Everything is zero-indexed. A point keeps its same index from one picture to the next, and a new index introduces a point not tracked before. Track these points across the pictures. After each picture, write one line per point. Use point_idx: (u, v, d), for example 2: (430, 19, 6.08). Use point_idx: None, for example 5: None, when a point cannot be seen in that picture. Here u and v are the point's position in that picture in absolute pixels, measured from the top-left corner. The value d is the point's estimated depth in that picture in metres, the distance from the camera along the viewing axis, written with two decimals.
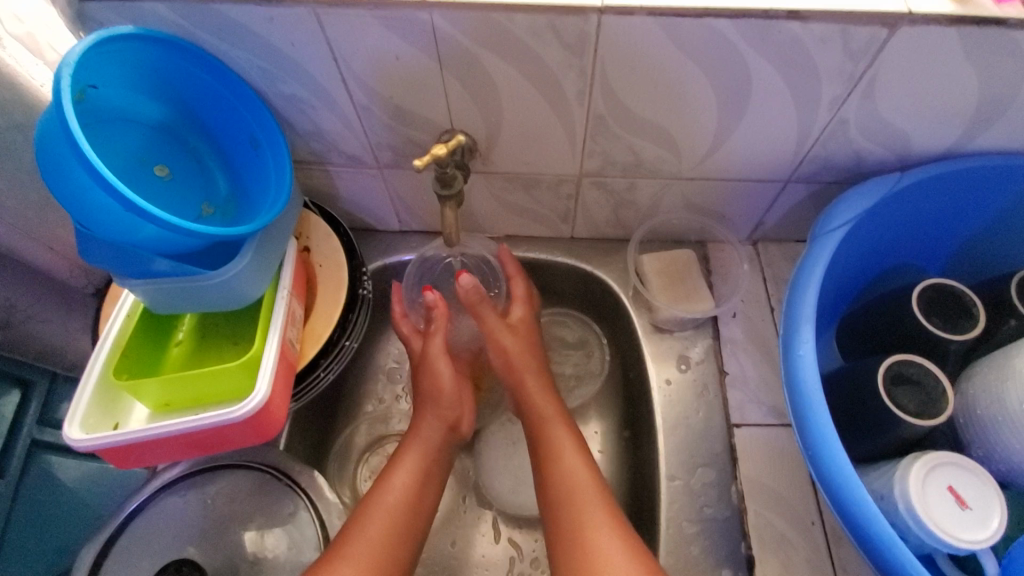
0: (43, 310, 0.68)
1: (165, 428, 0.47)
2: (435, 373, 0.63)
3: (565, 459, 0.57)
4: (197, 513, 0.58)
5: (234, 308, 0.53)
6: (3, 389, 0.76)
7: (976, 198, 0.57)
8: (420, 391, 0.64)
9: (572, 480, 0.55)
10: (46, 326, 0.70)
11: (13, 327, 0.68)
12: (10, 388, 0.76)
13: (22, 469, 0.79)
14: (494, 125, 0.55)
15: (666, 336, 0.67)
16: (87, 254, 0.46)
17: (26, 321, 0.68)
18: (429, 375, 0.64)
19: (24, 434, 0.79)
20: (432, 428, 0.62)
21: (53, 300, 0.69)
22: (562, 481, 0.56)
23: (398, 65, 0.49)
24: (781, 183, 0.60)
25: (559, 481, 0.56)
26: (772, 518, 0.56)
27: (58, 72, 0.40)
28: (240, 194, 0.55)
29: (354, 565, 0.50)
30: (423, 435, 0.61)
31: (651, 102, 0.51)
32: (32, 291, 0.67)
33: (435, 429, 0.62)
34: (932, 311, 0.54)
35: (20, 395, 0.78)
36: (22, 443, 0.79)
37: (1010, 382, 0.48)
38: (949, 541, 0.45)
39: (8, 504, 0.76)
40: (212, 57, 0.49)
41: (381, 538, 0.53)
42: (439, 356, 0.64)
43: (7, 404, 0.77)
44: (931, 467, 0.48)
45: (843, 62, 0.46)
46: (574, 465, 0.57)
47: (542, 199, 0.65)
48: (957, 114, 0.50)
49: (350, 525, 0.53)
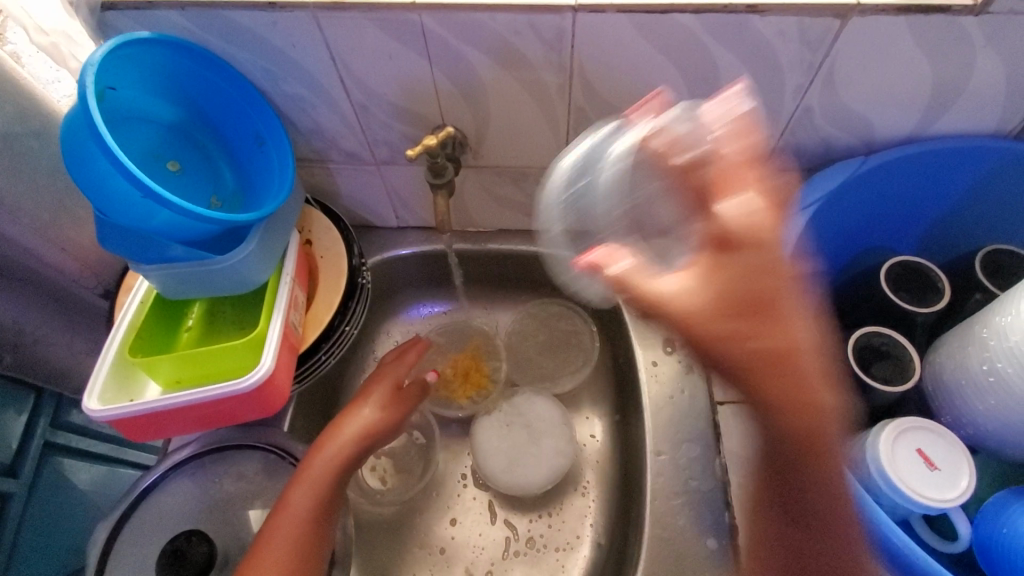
0: (50, 332, 0.73)
1: (174, 401, 0.50)
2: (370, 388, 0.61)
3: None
4: (205, 491, 0.61)
5: (241, 293, 0.57)
6: (21, 396, 0.78)
7: (938, 179, 0.60)
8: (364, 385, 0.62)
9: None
10: (54, 348, 0.75)
11: (23, 349, 0.72)
12: (30, 397, 0.78)
13: (36, 471, 0.81)
14: (482, 121, 0.59)
15: (652, 321, 0.70)
16: (106, 240, 0.50)
17: (35, 343, 0.72)
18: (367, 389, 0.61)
19: (37, 438, 0.81)
20: (360, 412, 0.59)
21: (59, 323, 0.73)
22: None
23: (391, 63, 0.54)
24: (756, 171, 0.64)
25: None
26: (755, 489, 0.58)
27: (84, 73, 0.44)
28: (246, 187, 0.59)
29: (272, 551, 0.50)
30: (354, 428, 0.58)
31: (628, 95, 0.55)
32: (42, 315, 0.71)
33: (372, 410, 0.59)
34: (900, 286, 0.57)
35: (35, 404, 0.80)
36: (36, 445, 0.81)
37: (970, 349, 0.49)
38: (917, 499, 0.47)
39: (24, 505, 0.79)
40: (222, 61, 0.54)
41: (293, 535, 0.51)
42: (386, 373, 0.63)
43: (23, 411, 0.78)
44: (901, 430, 0.50)
45: (803, 51, 0.50)
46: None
47: (530, 191, 0.69)
48: (914, 99, 0.54)
49: (283, 497, 0.53)
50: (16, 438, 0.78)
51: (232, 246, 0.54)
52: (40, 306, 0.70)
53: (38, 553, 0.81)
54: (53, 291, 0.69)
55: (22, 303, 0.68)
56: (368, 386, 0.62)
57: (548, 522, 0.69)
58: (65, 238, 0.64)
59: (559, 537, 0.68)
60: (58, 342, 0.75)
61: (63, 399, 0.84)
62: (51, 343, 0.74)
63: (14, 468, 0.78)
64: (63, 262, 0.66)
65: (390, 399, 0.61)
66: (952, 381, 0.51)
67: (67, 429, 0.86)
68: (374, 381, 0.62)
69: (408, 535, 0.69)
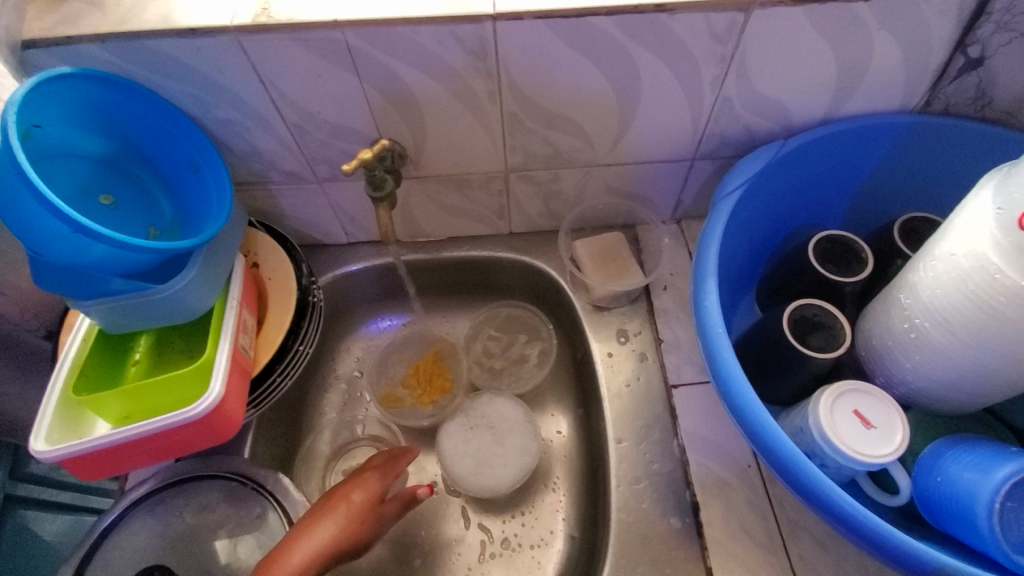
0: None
1: (122, 435, 0.49)
2: (349, 495, 0.59)
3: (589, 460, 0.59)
4: (167, 526, 0.60)
5: (188, 321, 0.56)
6: None
7: (853, 156, 0.64)
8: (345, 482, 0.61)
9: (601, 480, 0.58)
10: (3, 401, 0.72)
11: None
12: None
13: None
14: (419, 132, 0.60)
15: (604, 314, 0.72)
16: (39, 280, 0.49)
17: None
18: (346, 494, 0.59)
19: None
20: (338, 508, 0.57)
21: (10, 374, 0.71)
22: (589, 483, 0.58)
23: (321, 82, 0.54)
24: (688, 161, 0.66)
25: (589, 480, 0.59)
26: (713, 466, 0.60)
27: (4, 113, 0.44)
28: (185, 215, 0.59)
29: None
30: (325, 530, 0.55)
31: (557, 97, 0.57)
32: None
33: (352, 505, 0.58)
34: (826, 259, 0.60)
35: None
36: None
37: (892, 311, 0.52)
38: (857, 458, 0.50)
39: None
40: (149, 91, 0.54)
41: None
42: (369, 480, 0.61)
43: None
44: (836, 395, 0.53)
45: (713, 45, 0.52)
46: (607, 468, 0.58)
47: (475, 197, 0.70)
48: (822, 83, 0.57)
49: None
50: None
51: (173, 275, 0.54)
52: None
53: None
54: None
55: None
56: (351, 486, 0.60)
57: (520, 521, 0.69)
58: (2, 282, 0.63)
59: (532, 533, 0.68)
60: (7, 394, 0.72)
61: (19, 449, 0.82)
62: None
63: None
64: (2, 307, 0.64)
65: (372, 502, 0.59)
66: (882, 342, 0.54)
67: (28, 480, 0.83)
68: (357, 483, 0.61)
69: (383, 550, 0.68)
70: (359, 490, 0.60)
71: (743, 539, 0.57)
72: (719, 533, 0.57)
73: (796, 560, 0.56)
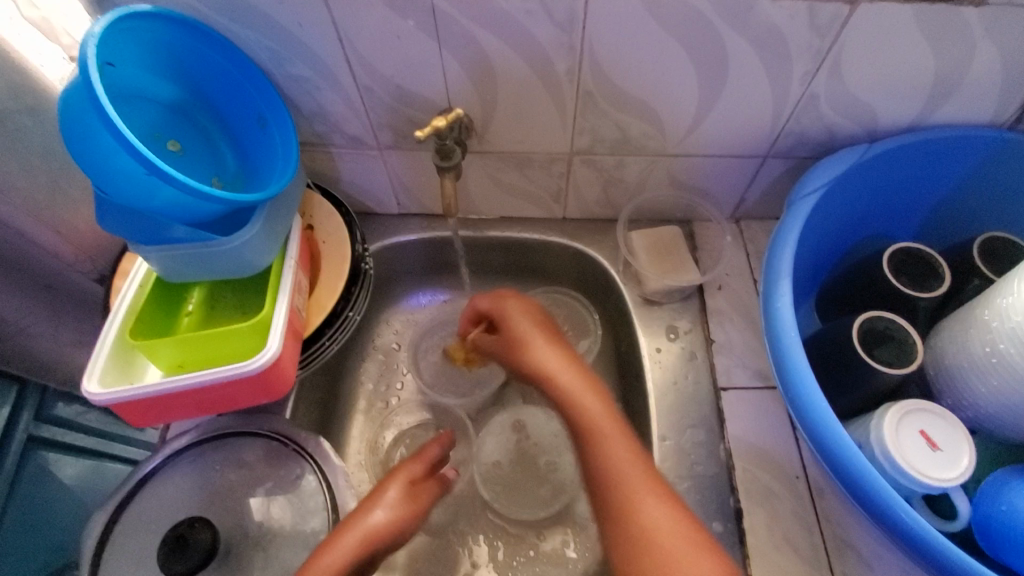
0: (35, 321, 0.71)
1: (177, 383, 0.48)
2: (390, 486, 0.59)
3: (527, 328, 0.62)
4: (205, 479, 0.59)
5: (243, 276, 0.56)
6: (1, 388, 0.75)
7: (937, 168, 0.61)
8: (386, 477, 0.61)
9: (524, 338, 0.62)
10: (37, 338, 0.74)
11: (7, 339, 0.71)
12: (9, 389, 0.75)
13: (19, 464, 0.78)
14: (489, 105, 0.59)
15: (655, 308, 0.70)
16: (104, 220, 0.48)
17: (19, 333, 0.71)
18: (387, 485, 0.59)
19: (20, 431, 0.78)
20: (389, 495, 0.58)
21: (44, 314, 0.72)
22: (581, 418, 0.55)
23: (399, 43, 0.53)
24: (760, 158, 0.64)
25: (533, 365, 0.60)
26: (759, 474, 0.59)
27: (84, 44, 0.43)
28: (248, 170, 0.58)
29: None
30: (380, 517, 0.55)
31: (639, 79, 0.55)
32: (27, 306, 0.69)
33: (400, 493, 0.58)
34: (901, 271, 0.58)
35: (16, 395, 0.77)
36: (19, 439, 0.78)
37: (971, 332, 0.50)
38: (923, 480, 0.48)
39: (6, 499, 0.75)
40: (224, 38, 0.52)
41: None
42: (408, 470, 0.61)
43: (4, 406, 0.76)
44: (902, 414, 0.51)
45: (810, 37, 0.50)
46: (555, 362, 0.60)
47: (535, 177, 0.69)
48: (917, 88, 0.54)
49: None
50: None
51: (235, 228, 0.53)
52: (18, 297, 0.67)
53: (25, 552, 0.77)
54: (45, 273, 0.66)
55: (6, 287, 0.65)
56: (390, 477, 0.60)
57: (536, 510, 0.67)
58: (58, 220, 0.62)
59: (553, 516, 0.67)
60: (41, 331, 0.73)
61: (47, 391, 0.82)
62: (32, 334, 0.73)
63: None
64: (57, 247, 0.63)
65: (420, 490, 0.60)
66: (955, 364, 0.52)
67: (52, 423, 0.83)
68: (396, 476, 0.61)
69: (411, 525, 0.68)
70: (399, 480, 0.60)
71: (786, 550, 0.55)
72: (762, 542, 0.56)
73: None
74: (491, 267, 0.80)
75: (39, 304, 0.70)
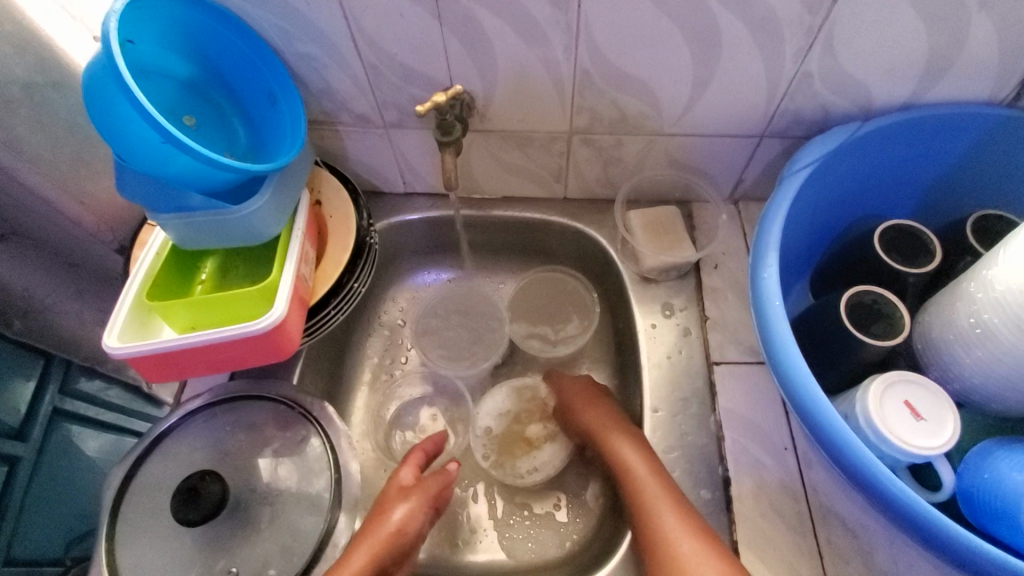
0: (61, 298, 0.75)
1: (189, 341, 0.52)
2: (396, 502, 0.59)
3: (580, 410, 0.66)
4: (217, 439, 0.63)
5: (253, 245, 0.59)
6: (30, 361, 0.76)
7: (932, 147, 0.62)
8: (387, 492, 0.62)
9: (594, 424, 0.63)
10: (65, 316, 0.77)
11: (35, 315, 0.73)
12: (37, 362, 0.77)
13: (44, 434, 0.80)
14: (490, 83, 0.61)
15: (651, 286, 0.72)
16: (125, 188, 0.51)
17: (43, 311, 0.74)
18: (391, 501, 0.60)
19: (46, 403, 0.80)
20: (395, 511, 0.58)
21: (67, 288, 0.76)
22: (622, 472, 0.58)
23: (402, 22, 0.55)
24: (756, 138, 0.65)
25: (582, 427, 0.65)
26: (748, 445, 0.60)
27: (106, 18, 0.45)
28: (258, 145, 0.61)
29: None
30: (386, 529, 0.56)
31: (635, 57, 0.57)
32: (49, 284, 0.73)
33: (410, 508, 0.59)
34: (892, 248, 0.59)
35: (43, 368, 0.79)
36: (45, 410, 0.80)
37: (958, 304, 0.51)
38: (904, 448, 0.49)
39: (32, 467, 0.78)
40: (237, 17, 0.55)
41: None
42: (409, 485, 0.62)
43: (31, 378, 0.77)
44: (886, 385, 0.52)
45: (801, 14, 0.51)
46: (610, 433, 0.62)
47: (535, 156, 0.70)
48: (910, 66, 0.55)
49: None
50: (25, 402, 0.77)
51: (245, 199, 0.56)
52: (40, 269, 0.71)
53: (48, 518, 0.80)
54: (66, 245, 0.70)
55: (13, 261, 0.66)
56: (391, 492, 0.61)
57: (530, 469, 0.70)
58: (82, 191, 0.66)
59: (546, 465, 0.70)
60: (67, 311, 0.77)
61: (71, 364, 0.84)
62: (61, 312, 0.76)
63: (24, 430, 0.77)
64: (81, 217, 0.67)
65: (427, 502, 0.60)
66: (942, 336, 0.53)
67: (75, 396, 0.85)
68: (398, 490, 0.61)
69: None
70: (403, 496, 0.60)
71: (771, 517, 0.57)
72: (748, 510, 0.57)
73: (825, 545, 0.56)
74: (494, 247, 0.82)
75: (62, 278, 0.74)
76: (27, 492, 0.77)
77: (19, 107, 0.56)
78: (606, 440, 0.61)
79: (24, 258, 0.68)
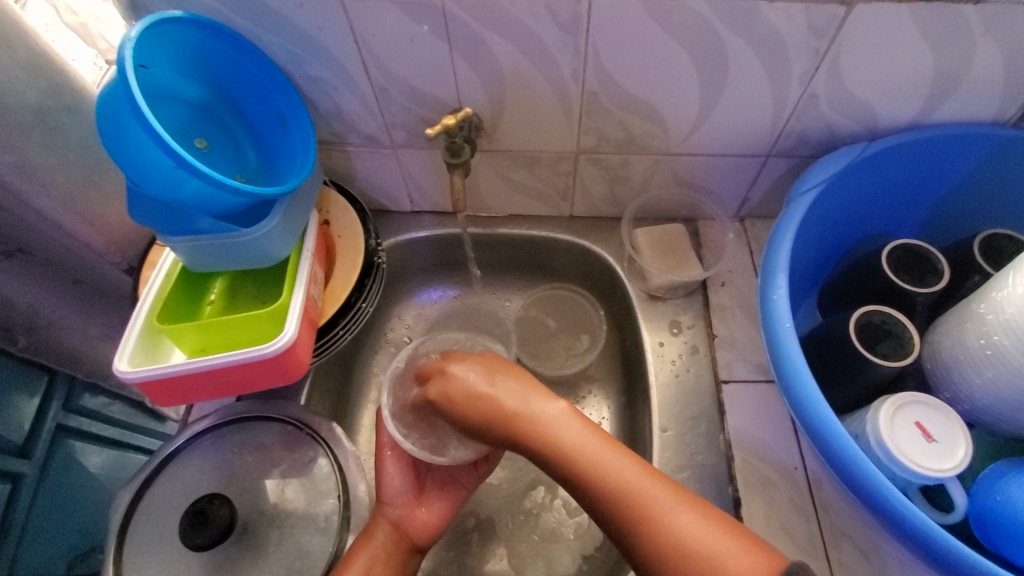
0: (66, 315, 0.76)
1: (201, 363, 0.51)
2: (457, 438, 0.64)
3: (486, 388, 0.51)
4: (225, 460, 0.62)
5: (263, 266, 0.59)
6: (34, 377, 0.77)
7: (936, 167, 0.62)
8: None
9: (504, 407, 0.50)
10: (68, 331, 0.77)
11: (38, 331, 0.74)
12: (41, 377, 0.77)
13: (49, 451, 0.81)
14: (498, 105, 0.61)
15: (659, 303, 0.72)
16: (136, 212, 0.51)
17: (48, 327, 0.74)
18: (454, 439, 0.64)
19: (50, 419, 0.80)
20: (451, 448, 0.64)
21: (72, 308, 0.76)
22: (540, 458, 0.48)
23: (412, 46, 0.55)
24: (762, 157, 0.66)
25: (501, 415, 0.50)
26: (758, 465, 0.60)
27: (122, 46, 0.46)
28: (268, 167, 0.61)
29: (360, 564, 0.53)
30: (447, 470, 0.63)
31: (642, 79, 0.57)
32: (53, 300, 0.73)
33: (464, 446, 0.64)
34: (900, 268, 0.59)
35: (46, 384, 0.79)
36: (50, 427, 0.80)
37: (967, 325, 0.51)
38: (917, 470, 0.49)
39: (37, 483, 0.78)
40: (249, 42, 0.56)
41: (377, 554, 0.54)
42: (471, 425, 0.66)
43: (36, 394, 0.78)
44: (898, 406, 0.52)
45: (808, 38, 0.52)
46: (548, 417, 0.49)
47: (542, 175, 0.71)
48: (916, 88, 0.56)
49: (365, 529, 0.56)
50: (30, 419, 0.77)
51: (255, 222, 0.57)
52: (46, 290, 0.71)
53: (54, 535, 0.80)
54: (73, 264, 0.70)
55: (18, 276, 0.66)
56: None
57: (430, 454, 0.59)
58: (92, 213, 0.66)
59: None
60: (70, 326, 0.77)
61: (74, 381, 0.84)
62: (62, 327, 0.76)
63: (29, 446, 0.77)
64: (91, 238, 0.68)
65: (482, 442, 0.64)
66: (951, 356, 0.53)
67: (77, 412, 0.85)
68: None
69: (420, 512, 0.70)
70: None
71: (782, 539, 0.56)
72: (759, 531, 0.57)
73: (837, 567, 0.55)
74: (500, 264, 0.83)
75: (69, 296, 0.74)
76: (32, 510, 0.77)
77: (32, 132, 0.57)
78: (549, 430, 0.48)
79: (27, 276, 0.67)
